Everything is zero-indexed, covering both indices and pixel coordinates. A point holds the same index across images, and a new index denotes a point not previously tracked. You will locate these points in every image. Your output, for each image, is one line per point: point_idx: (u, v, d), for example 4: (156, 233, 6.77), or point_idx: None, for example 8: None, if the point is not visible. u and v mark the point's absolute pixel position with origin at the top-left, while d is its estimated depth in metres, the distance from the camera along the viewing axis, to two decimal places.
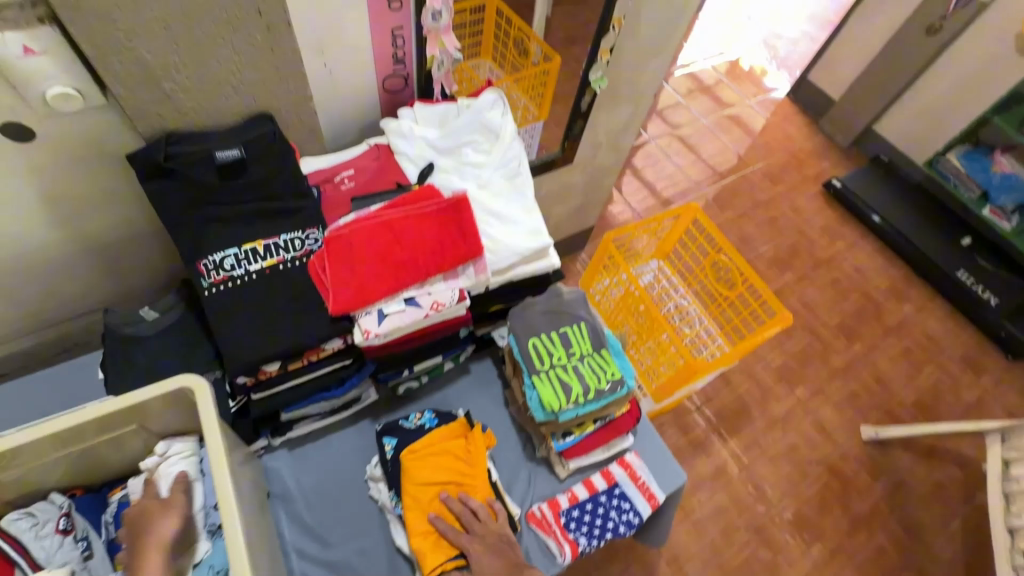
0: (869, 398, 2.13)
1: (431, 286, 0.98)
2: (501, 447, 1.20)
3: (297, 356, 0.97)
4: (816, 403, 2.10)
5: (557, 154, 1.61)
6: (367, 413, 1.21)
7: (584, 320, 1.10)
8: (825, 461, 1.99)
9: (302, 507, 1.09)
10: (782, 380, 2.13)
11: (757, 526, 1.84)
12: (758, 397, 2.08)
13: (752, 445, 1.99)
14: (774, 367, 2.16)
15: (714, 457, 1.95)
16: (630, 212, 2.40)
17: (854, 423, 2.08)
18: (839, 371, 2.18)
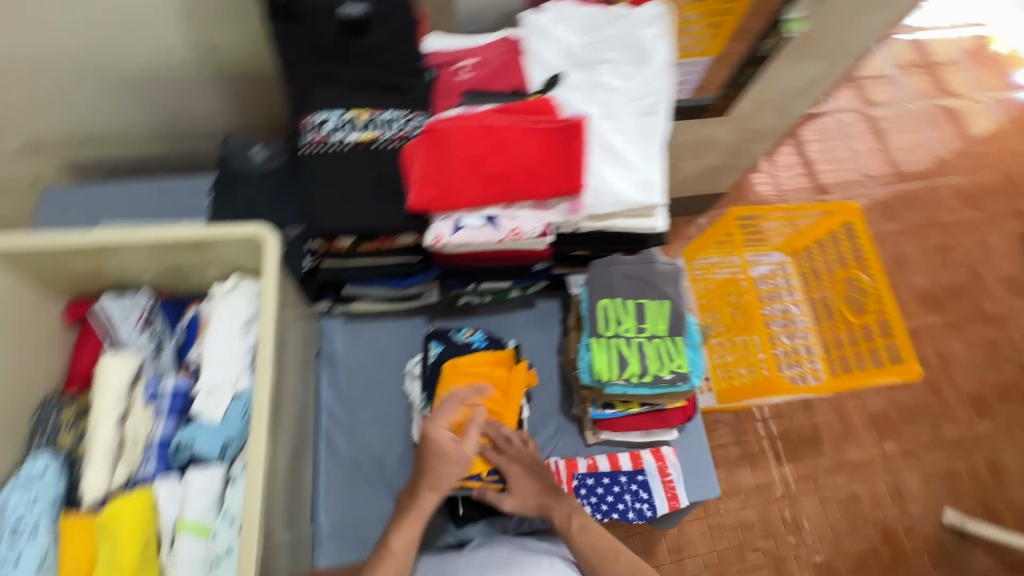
0: (970, 484, 1.81)
1: (516, 211, 0.90)
2: (539, 391, 1.16)
3: (370, 239, 0.96)
4: (903, 465, 1.82)
5: (713, 101, 1.34)
6: (424, 311, 1.20)
7: (670, 298, 0.97)
8: (883, 525, 1.75)
9: (343, 375, 1.15)
10: (871, 426, 1.86)
11: (775, 555, 1.70)
12: (836, 432, 1.85)
13: (807, 478, 1.78)
14: (870, 411, 1.87)
15: (760, 473, 1.78)
16: (773, 187, 2.05)
17: (936, 501, 1.79)
18: (946, 441, 1.85)
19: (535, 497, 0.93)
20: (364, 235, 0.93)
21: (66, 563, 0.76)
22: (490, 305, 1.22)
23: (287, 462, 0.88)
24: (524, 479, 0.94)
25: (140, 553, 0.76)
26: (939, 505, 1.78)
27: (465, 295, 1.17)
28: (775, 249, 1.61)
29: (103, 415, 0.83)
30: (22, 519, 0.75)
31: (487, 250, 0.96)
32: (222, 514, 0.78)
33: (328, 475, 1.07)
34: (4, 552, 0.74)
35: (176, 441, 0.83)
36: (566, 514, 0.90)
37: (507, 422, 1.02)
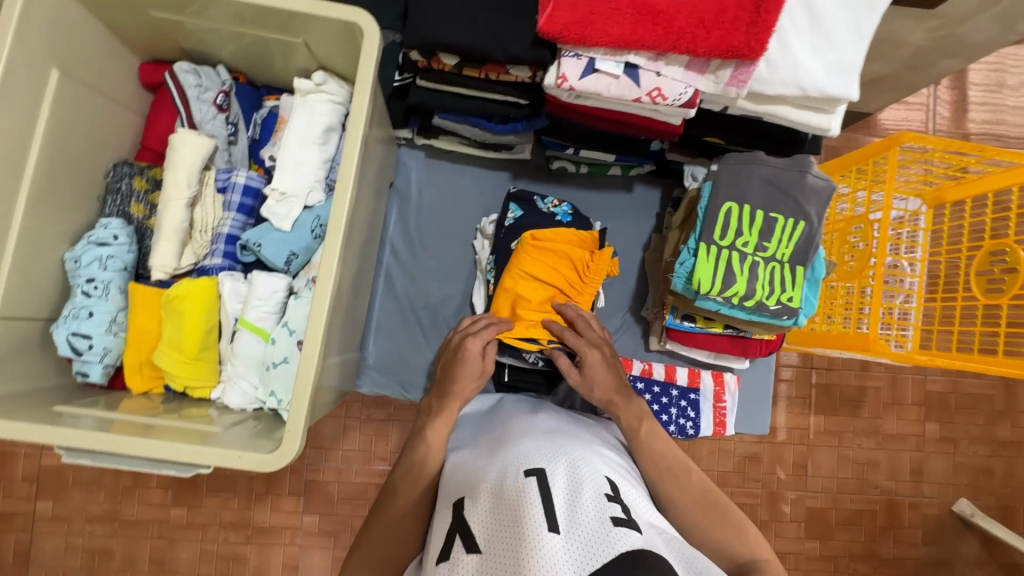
0: (1001, 483, 1.70)
1: (664, 66, 0.72)
2: (612, 283, 1.07)
3: (477, 64, 0.81)
4: (933, 448, 1.69)
5: None
6: (510, 167, 1.08)
7: (808, 220, 0.81)
8: (889, 492, 1.68)
9: (413, 213, 1.07)
10: (921, 404, 1.70)
11: (772, 489, 1.66)
12: (881, 399, 1.69)
13: (832, 431, 1.68)
14: (926, 388, 1.70)
15: (790, 416, 1.72)
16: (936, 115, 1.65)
17: (953, 487, 1.69)
18: (992, 437, 1.70)
19: (603, 391, 0.86)
20: (472, 57, 0.78)
21: (133, 330, 0.77)
22: (583, 178, 1.08)
23: (349, 289, 0.85)
24: (600, 370, 0.87)
25: (202, 337, 0.77)
26: (953, 491, 1.69)
27: (561, 159, 1.03)
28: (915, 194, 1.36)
29: (176, 194, 0.79)
30: (95, 277, 0.75)
31: (610, 110, 0.80)
32: (283, 323, 0.76)
33: (380, 310, 1.06)
34: (78, 305, 0.74)
35: (243, 240, 0.79)
36: (635, 416, 0.83)
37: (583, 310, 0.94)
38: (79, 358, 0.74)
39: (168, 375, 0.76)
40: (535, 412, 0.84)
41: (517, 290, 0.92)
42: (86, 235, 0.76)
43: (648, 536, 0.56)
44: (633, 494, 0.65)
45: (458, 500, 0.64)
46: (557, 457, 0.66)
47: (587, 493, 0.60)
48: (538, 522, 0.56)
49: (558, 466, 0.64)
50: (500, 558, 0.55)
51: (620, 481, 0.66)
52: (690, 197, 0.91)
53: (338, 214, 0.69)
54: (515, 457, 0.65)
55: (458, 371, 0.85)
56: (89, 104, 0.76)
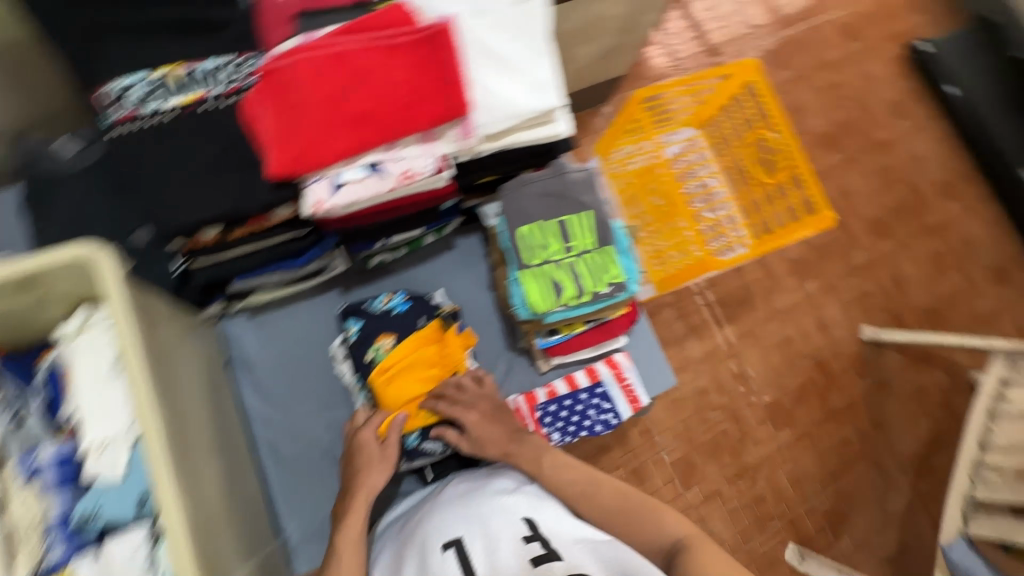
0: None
1: (401, 150, 0.76)
2: (480, 333, 1.10)
3: (240, 224, 0.81)
4: None
5: None
6: (337, 283, 1.08)
7: (591, 208, 0.90)
8: None
9: (264, 374, 1.03)
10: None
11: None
12: None
13: None
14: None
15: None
16: None
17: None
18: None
19: (497, 444, 0.86)
20: (228, 221, 0.77)
21: None
22: (407, 258, 1.10)
23: (221, 495, 0.78)
24: (484, 425, 0.88)
25: None
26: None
27: (376, 254, 1.04)
28: (685, 125, 1.59)
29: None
30: None
31: (381, 203, 0.83)
32: None
33: (280, 479, 0.99)
34: None
35: (75, 517, 0.68)
36: (533, 454, 0.84)
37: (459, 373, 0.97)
38: None
39: None
40: (449, 484, 0.87)
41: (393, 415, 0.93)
42: None
43: (569, 560, 0.65)
44: (554, 522, 0.71)
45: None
46: (472, 518, 0.72)
47: (505, 544, 0.67)
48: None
49: (475, 531, 0.70)
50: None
51: (536, 512, 0.73)
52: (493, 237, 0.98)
53: (148, 446, 0.62)
54: (432, 536, 0.71)
55: (360, 463, 0.84)
56: None
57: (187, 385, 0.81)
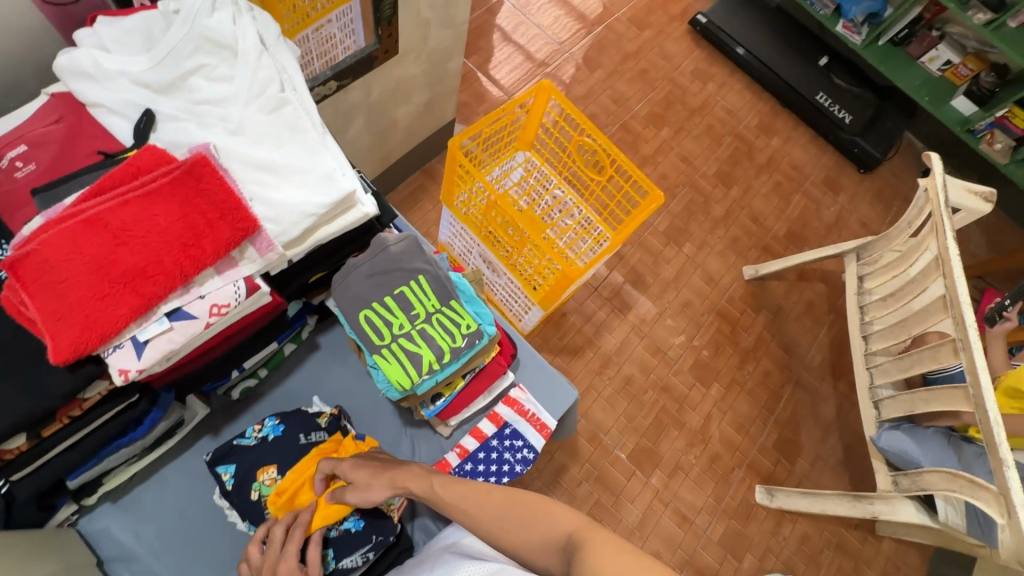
0: (748, 239, 2.05)
1: (200, 288, 0.73)
2: (372, 420, 1.08)
3: (47, 422, 0.72)
4: (703, 256, 2.00)
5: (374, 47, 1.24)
6: (204, 428, 1.00)
7: (424, 271, 0.92)
8: (715, 309, 1.94)
9: (150, 559, 0.92)
10: (668, 241, 2.00)
11: (658, 385, 1.81)
12: (649, 264, 1.95)
13: (649, 313, 1.89)
14: (660, 232, 2.00)
15: (614, 334, 1.87)
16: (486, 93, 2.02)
17: (735, 267, 2.01)
18: (721, 219, 2.07)
19: (378, 487, 0.85)
20: (26, 426, 0.69)
21: None
22: (274, 374, 1.06)
23: None
24: (363, 473, 0.86)
25: None
26: (738, 268, 2.01)
27: (235, 383, 1.00)
28: (515, 151, 1.69)
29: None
30: None
31: (206, 342, 0.79)
32: None
33: None
34: None
35: None
36: (422, 476, 0.84)
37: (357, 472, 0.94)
38: None
39: None
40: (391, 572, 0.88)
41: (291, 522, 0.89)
42: None
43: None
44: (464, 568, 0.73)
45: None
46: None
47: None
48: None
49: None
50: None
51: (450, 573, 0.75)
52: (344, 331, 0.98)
53: None
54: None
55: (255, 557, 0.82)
56: None
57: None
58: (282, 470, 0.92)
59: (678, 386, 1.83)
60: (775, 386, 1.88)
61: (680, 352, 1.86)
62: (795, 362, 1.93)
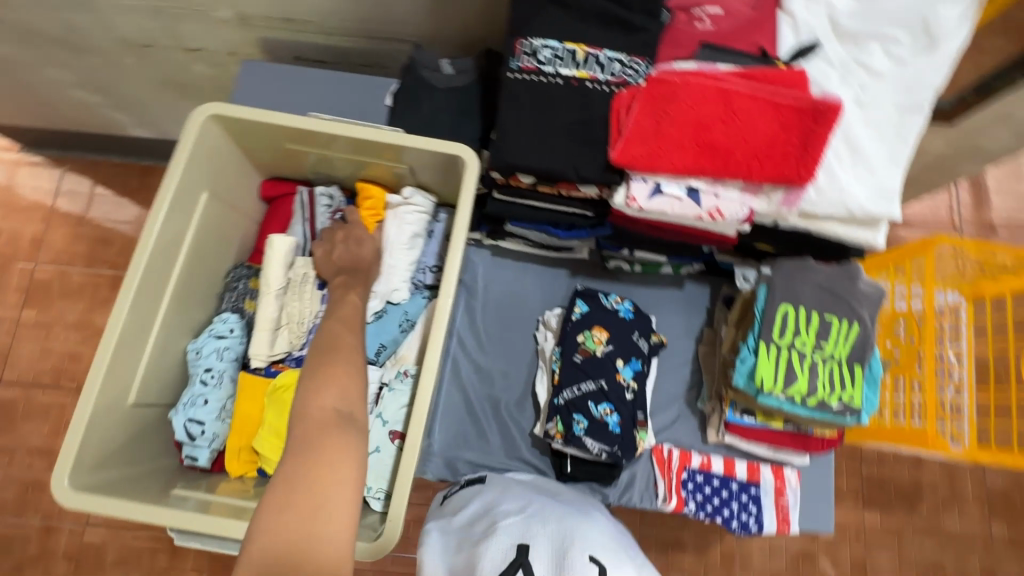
0: None
1: (722, 189, 0.82)
2: (668, 370, 1.12)
3: (551, 184, 0.92)
4: (1011, 554, 1.48)
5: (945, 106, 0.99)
6: (568, 265, 1.18)
7: (861, 322, 0.87)
8: None
9: (479, 306, 1.16)
10: (985, 500, 1.50)
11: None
12: (945, 494, 1.51)
13: (896, 533, 1.49)
14: (987, 484, 1.51)
15: (840, 511, 1.52)
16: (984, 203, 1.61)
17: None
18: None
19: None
20: (548, 178, 0.88)
21: (238, 416, 0.83)
22: (637, 275, 1.17)
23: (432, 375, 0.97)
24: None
25: None
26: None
27: (616, 259, 1.12)
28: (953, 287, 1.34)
29: (269, 285, 0.87)
30: (213, 367, 0.83)
31: (670, 222, 0.90)
32: (377, 414, 0.82)
33: (447, 399, 1.11)
34: (195, 393, 0.82)
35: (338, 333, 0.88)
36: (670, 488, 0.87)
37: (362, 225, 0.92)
38: (191, 442, 0.81)
39: (265, 458, 0.82)
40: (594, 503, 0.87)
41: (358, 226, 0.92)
42: (208, 328, 0.86)
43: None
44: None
45: (522, 543, 0.67)
46: (627, 561, 0.67)
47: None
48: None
49: (626, 569, 0.65)
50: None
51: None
52: (744, 297, 0.98)
53: (441, 305, 0.78)
54: (591, 540, 0.68)
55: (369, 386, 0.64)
56: (219, 217, 0.88)
57: None
58: (608, 342, 1.02)
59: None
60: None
61: None
62: None
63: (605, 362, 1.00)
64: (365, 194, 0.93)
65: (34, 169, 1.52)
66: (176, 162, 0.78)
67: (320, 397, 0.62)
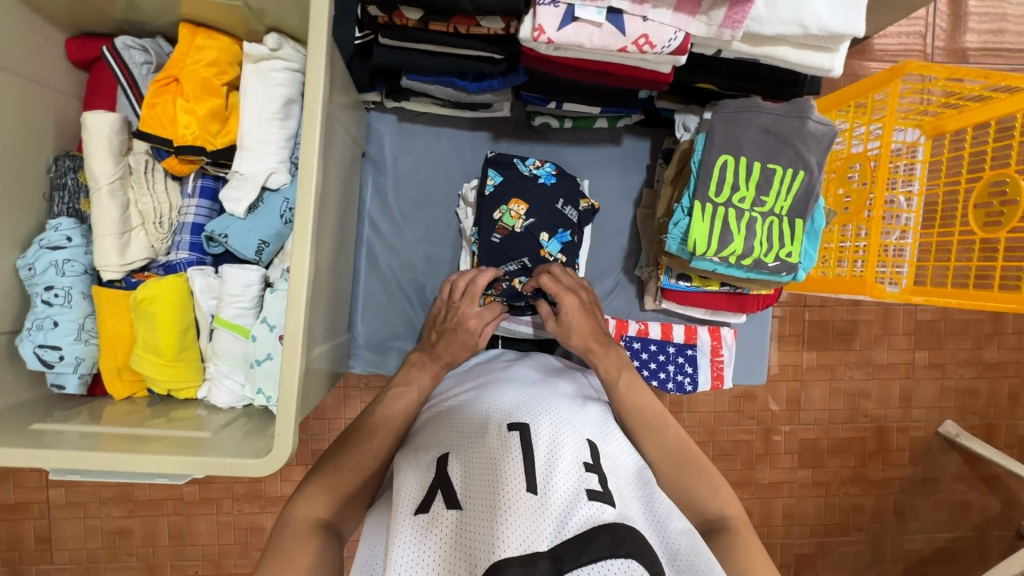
0: (985, 403, 1.60)
1: (651, 8, 0.65)
2: (604, 239, 1.03)
3: (443, 19, 0.73)
4: (925, 375, 1.59)
5: None
6: (489, 126, 1.02)
7: (808, 169, 0.77)
8: (879, 421, 1.59)
9: (390, 184, 1.01)
10: (913, 332, 1.58)
11: (766, 425, 1.56)
12: (875, 330, 1.57)
13: (825, 368, 1.57)
14: (917, 317, 1.58)
15: (780, 354, 1.59)
16: (960, 20, 1.42)
17: (939, 410, 1.60)
18: (981, 360, 1.59)
19: (583, 337, 0.84)
20: (434, 9, 0.68)
21: (104, 336, 0.73)
22: (569, 133, 1.02)
23: (330, 274, 0.83)
24: (577, 314, 0.85)
25: (179, 337, 0.73)
26: (939, 414, 1.60)
27: (543, 114, 0.96)
28: (913, 125, 1.18)
29: (96, 181, 0.71)
30: (54, 285, 0.70)
31: (590, 60, 0.73)
32: (262, 318, 0.72)
33: (367, 289, 1.01)
34: (39, 316, 0.69)
35: (207, 231, 0.75)
36: (615, 365, 0.80)
37: (185, 97, 0.71)
38: (51, 370, 0.70)
39: (149, 379, 0.73)
40: (511, 363, 0.81)
41: (178, 93, 0.71)
42: (37, 239, 0.71)
43: (622, 509, 0.55)
44: (611, 450, 0.65)
45: (437, 453, 0.61)
46: (541, 413, 0.65)
47: (563, 463, 0.58)
48: (517, 487, 0.54)
49: (542, 422, 0.63)
50: (474, 519, 0.52)
51: (601, 440, 0.66)
52: (683, 149, 0.86)
53: (303, 181, 0.63)
54: (501, 413, 0.64)
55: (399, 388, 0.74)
56: (12, 94, 0.68)
57: (346, 156, 0.88)
58: (527, 216, 0.91)
59: (779, 440, 1.59)
60: (851, 524, 1.62)
61: (816, 419, 1.57)
62: (888, 527, 1.63)
63: (528, 237, 0.91)
64: (199, 44, 0.71)
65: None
66: None
67: (215, 446, 0.66)
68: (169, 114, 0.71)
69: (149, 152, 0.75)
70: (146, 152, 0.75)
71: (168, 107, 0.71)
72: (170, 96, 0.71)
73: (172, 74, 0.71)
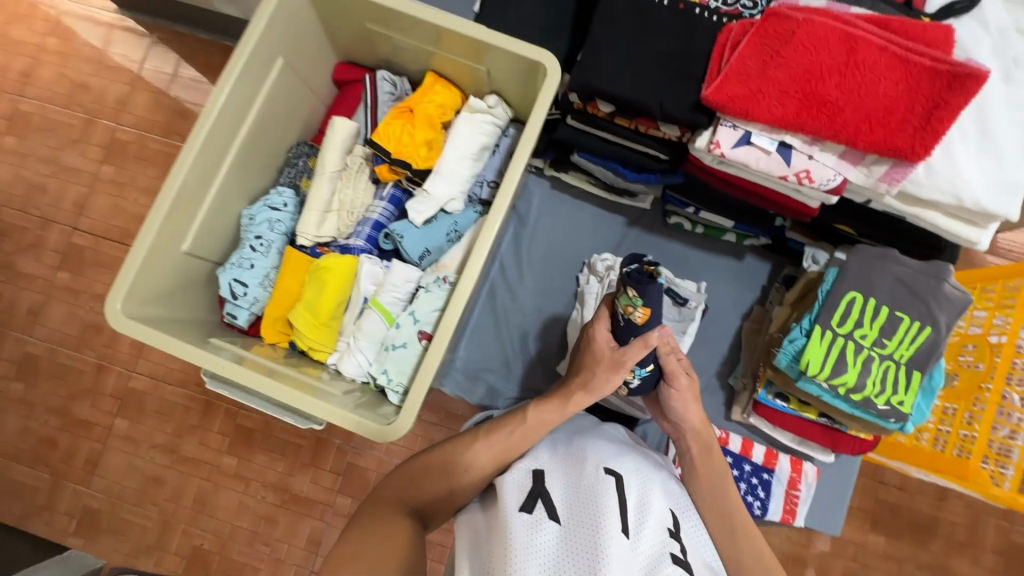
0: None
1: (818, 150, 0.74)
2: (705, 341, 1.08)
3: (630, 117, 0.86)
4: None
5: None
6: (626, 214, 1.13)
7: (935, 328, 0.79)
8: None
9: (527, 236, 1.13)
10: (1004, 553, 1.39)
11: None
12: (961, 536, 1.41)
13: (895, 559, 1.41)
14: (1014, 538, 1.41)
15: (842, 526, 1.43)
16: None
17: None
18: None
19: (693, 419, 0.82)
20: (629, 109, 0.82)
21: (279, 287, 0.86)
22: (696, 237, 1.11)
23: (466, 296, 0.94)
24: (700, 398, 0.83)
25: (334, 308, 0.85)
26: None
27: (678, 215, 1.08)
28: None
29: (324, 167, 0.88)
30: (263, 236, 0.86)
31: (748, 179, 0.83)
32: (409, 311, 0.83)
33: (478, 320, 1.11)
34: (244, 256, 0.85)
35: (387, 229, 0.89)
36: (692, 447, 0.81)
37: (412, 125, 0.88)
38: (233, 301, 0.84)
39: (299, 332, 0.85)
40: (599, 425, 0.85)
41: (407, 121, 0.88)
42: (263, 198, 0.88)
43: None
44: (692, 528, 0.67)
45: (538, 473, 0.66)
46: (634, 470, 0.68)
47: (652, 520, 0.61)
48: (615, 524, 0.58)
49: (635, 478, 0.67)
50: (575, 539, 0.56)
51: (683, 516, 0.68)
52: (809, 278, 0.92)
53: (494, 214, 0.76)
54: (598, 456, 0.68)
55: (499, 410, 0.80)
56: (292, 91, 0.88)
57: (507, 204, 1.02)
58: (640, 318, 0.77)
59: None
60: None
61: None
62: None
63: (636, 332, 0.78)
64: (435, 89, 0.90)
65: (128, 35, 1.42)
66: (255, 24, 0.76)
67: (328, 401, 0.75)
68: (396, 133, 0.88)
69: (365, 157, 0.92)
70: (364, 157, 0.92)
71: (396, 129, 0.88)
72: (401, 121, 0.88)
73: (408, 106, 0.89)
